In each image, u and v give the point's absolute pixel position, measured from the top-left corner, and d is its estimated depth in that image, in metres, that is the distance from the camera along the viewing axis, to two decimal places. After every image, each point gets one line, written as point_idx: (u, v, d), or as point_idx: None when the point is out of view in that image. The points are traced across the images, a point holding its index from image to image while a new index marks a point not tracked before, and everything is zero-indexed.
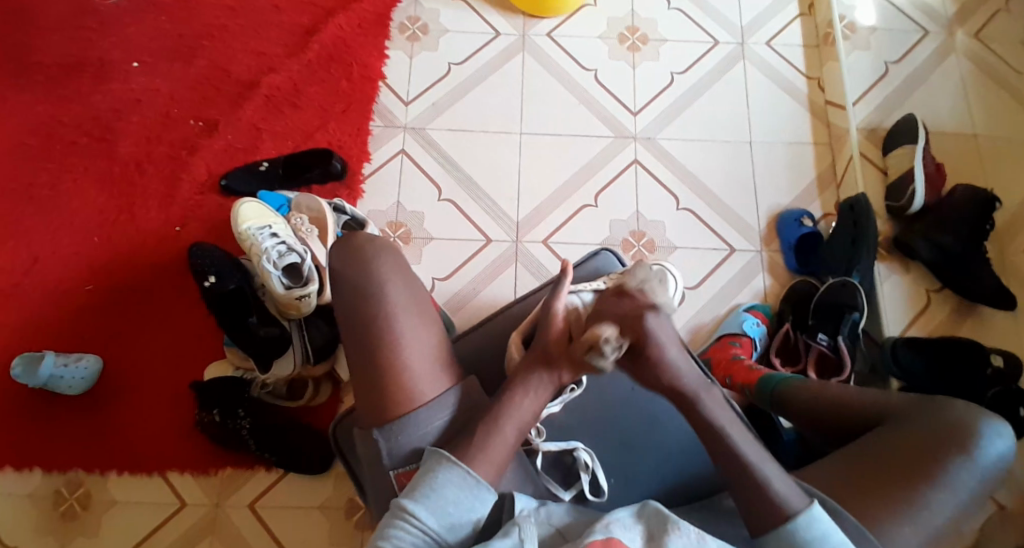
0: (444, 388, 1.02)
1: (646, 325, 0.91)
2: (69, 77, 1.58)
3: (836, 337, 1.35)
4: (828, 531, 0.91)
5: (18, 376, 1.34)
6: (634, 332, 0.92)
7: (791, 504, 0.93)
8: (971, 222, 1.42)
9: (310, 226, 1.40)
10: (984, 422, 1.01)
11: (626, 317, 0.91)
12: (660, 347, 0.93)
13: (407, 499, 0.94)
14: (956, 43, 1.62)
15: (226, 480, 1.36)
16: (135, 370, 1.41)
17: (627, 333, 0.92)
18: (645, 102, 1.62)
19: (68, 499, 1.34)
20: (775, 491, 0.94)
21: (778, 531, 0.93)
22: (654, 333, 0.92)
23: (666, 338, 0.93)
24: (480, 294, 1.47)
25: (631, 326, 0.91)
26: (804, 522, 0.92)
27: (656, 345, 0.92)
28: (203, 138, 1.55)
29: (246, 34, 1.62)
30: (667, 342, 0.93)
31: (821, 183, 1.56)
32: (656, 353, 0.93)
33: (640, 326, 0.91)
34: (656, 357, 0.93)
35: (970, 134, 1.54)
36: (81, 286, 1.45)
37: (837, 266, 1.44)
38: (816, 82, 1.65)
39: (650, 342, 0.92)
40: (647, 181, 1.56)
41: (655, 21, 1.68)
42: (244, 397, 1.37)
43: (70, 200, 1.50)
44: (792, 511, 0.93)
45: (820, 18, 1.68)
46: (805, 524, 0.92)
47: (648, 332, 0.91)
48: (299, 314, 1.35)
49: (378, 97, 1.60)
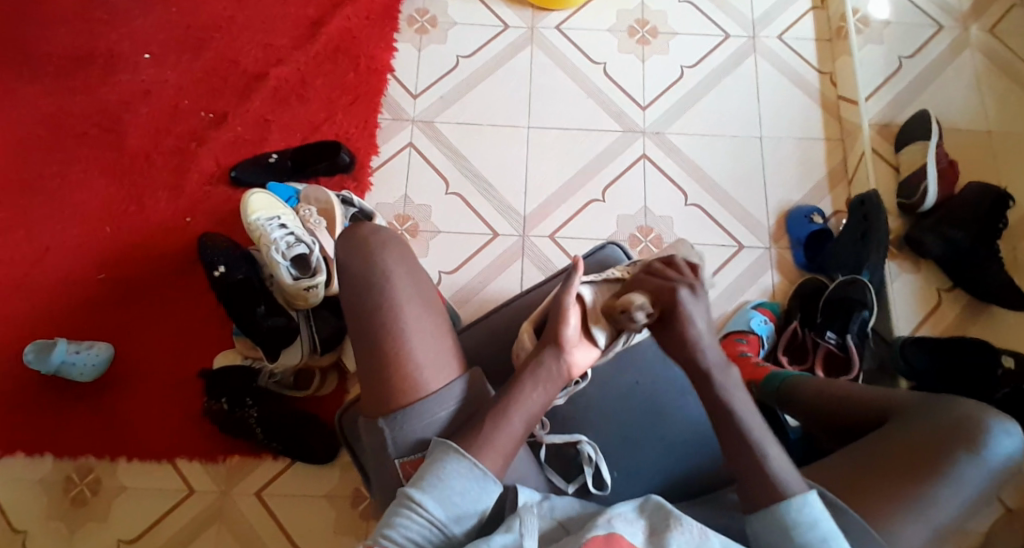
0: (449, 380, 1.03)
1: (676, 298, 0.98)
2: (80, 67, 1.59)
3: (845, 335, 1.34)
4: (819, 518, 0.91)
5: (29, 361, 1.36)
6: (666, 305, 0.99)
7: (791, 485, 0.93)
8: (983, 219, 1.40)
9: (317, 217, 1.40)
10: (990, 420, 1.00)
11: (659, 290, 0.99)
12: (687, 321, 0.98)
13: (414, 488, 0.94)
14: (971, 38, 1.60)
15: (234, 469, 1.37)
16: (146, 359, 1.42)
17: (660, 304, 0.99)
18: (654, 97, 1.61)
19: (78, 485, 1.36)
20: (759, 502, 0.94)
21: (766, 510, 0.93)
22: (684, 307, 0.98)
23: (695, 310, 0.98)
24: (485, 287, 1.47)
25: (664, 298, 0.99)
26: (797, 503, 0.92)
27: (682, 317, 0.98)
28: (211, 129, 1.56)
29: (256, 25, 1.62)
30: (694, 318, 0.98)
31: (831, 180, 1.55)
32: (683, 326, 0.98)
33: (672, 298, 0.98)
34: (682, 329, 0.98)
35: (983, 130, 1.53)
36: (91, 276, 1.46)
37: (849, 261, 1.42)
38: (828, 76, 1.63)
39: (679, 313, 0.98)
40: (655, 176, 1.55)
41: (665, 15, 1.67)
42: (251, 387, 1.38)
43: (80, 190, 1.51)
44: (786, 493, 0.93)
45: (832, 12, 1.66)
46: (796, 506, 0.92)
47: (679, 304, 0.98)
48: (306, 304, 1.36)
49: (386, 89, 1.60)
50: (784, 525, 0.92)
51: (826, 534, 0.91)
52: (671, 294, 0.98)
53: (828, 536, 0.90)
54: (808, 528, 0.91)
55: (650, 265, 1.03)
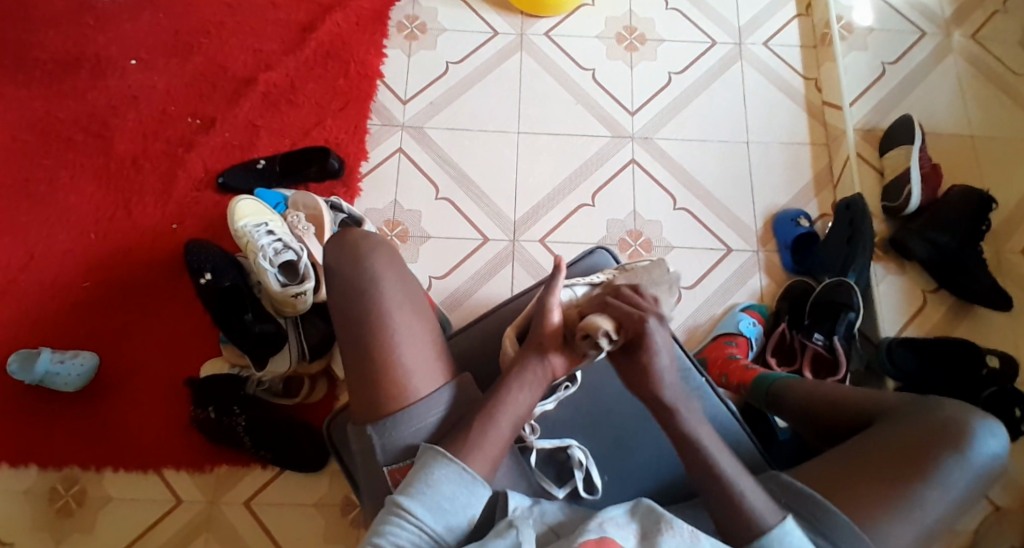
0: (438, 385, 1.03)
1: (642, 329, 0.97)
2: (66, 72, 1.58)
3: (832, 337, 1.36)
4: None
5: (14, 372, 1.35)
6: (632, 332, 0.98)
7: (765, 517, 0.94)
8: (968, 221, 1.42)
9: (306, 224, 1.40)
10: (976, 421, 1.01)
11: (627, 317, 0.98)
12: (654, 353, 0.97)
13: (402, 495, 0.94)
14: (953, 44, 1.63)
15: (221, 478, 1.36)
16: (132, 366, 1.41)
17: (625, 332, 0.98)
18: (643, 102, 1.62)
19: (62, 496, 1.34)
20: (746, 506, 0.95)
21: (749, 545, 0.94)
22: (651, 338, 0.97)
23: (662, 343, 0.97)
24: (476, 292, 1.47)
25: (631, 325, 0.98)
26: (778, 536, 0.93)
27: (648, 346, 0.97)
28: (199, 134, 1.55)
29: (244, 31, 1.62)
30: (661, 350, 0.97)
31: (817, 184, 1.57)
32: (647, 358, 0.97)
33: (639, 327, 0.97)
34: (648, 361, 0.97)
35: (966, 134, 1.55)
36: (76, 283, 1.45)
37: (832, 265, 1.44)
38: (814, 82, 1.65)
39: (645, 343, 0.97)
40: (644, 181, 1.56)
41: (653, 21, 1.68)
42: (239, 394, 1.37)
43: (66, 197, 1.50)
44: (766, 526, 0.94)
45: (817, 18, 1.68)
46: (776, 540, 0.93)
47: (646, 334, 0.97)
48: (295, 311, 1.35)
49: (375, 95, 1.60)
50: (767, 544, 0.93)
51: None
52: (638, 322, 0.97)
53: None
54: None
55: (619, 290, 1.01)
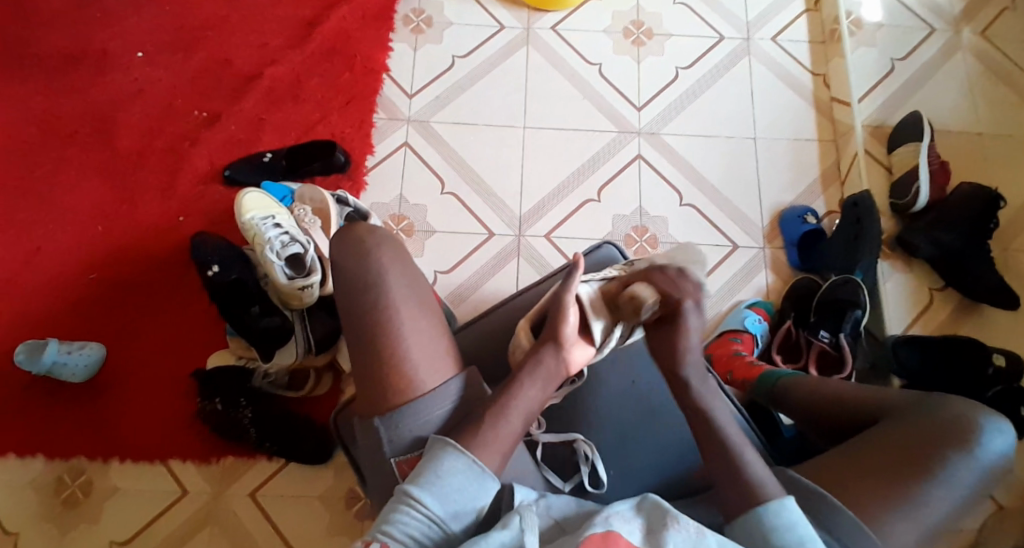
0: (445, 379, 1.03)
1: (680, 308, 1.01)
2: (72, 66, 1.58)
3: (838, 334, 1.35)
4: (797, 521, 0.91)
5: (20, 362, 1.35)
6: (669, 310, 1.01)
7: (769, 489, 0.94)
8: (976, 220, 1.41)
9: (312, 217, 1.40)
10: (983, 419, 1.01)
11: (668, 294, 1.01)
12: (684, 334, 1.01)
13: (411, 484, 0.94)
14: (962, 41, 1.62)
15: (226, 471, 1.37)
16: (138, 358, 1.42)
17: (665, 308, 1.01)
18: (649, 98, 1.61)
19: (69, 486, 1.35)
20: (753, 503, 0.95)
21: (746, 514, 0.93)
22: (685, 317, 1.01)
23: (694, 323, 1.01)
24: (481, 287, 1.47)
25: (670, 303, 1.01)
26: (776, 507, 0.92)
27: (682, 327, 1.01)
28: (205, 128, 1.55)
29: (249, 26, 1.62)
30: (692, 330, 1.01)
31: (824, 181, 1.56)
32: (678, 337, 1.01)
33: (678, 307, 1.01)
34: (677, 340, 1.01)
35: (975, 132, 1.54)
36: (83, 276, 1.45)
37: (840, 262, 1.44)
38: (821, 78, 1.64)
39: (679, 323, 1.01)
40: (650, 177, 1.56)
41: (660, 16, 1.68)
42: (245, 387, 1.38)
43: (72, 190, 1.50)
44: (763, 498, 0.93)
45: (825, 14, 1.67)
46: (773, 512, 0.92)
47: (682, 314, 1.01)
48: (301, 304, 1.35)
49: (382, 89, 1.60)
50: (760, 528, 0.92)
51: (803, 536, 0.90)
52: (677, 301, 1.01)
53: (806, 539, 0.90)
54: (787, 530, 0.91)
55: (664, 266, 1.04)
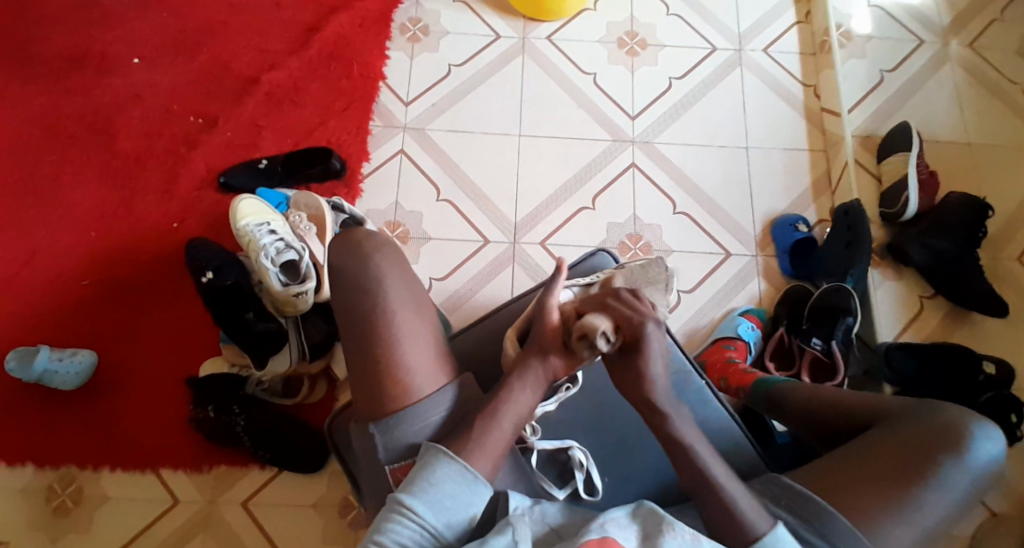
0: (440, 385, 1.03)
1: (638, 335, 0.98)
2: (68, 70, 1.58)
3: (830, 341, 1.36)
4: None
5: (11, 369, 1.34)
6: (630, 336, 0.99)
7: (757, 525, 0.95)
8: (966, 226, 1.43)
9: (308, 224, 1.41)
10: (974, 424, 1.02)
11: (626, 320, 0.99)
12: (649, 359, 0.98)
13: (404, 493, 0.94)
14: (951, 53, 1.64)
15: (219, 479, 1.36)
16: (132, 364, 1.41)
17: (623, 334, 0.99)
18: (644, 106, 1.63)
19: (60, 495, 1.34)
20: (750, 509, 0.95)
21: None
22: (646, 343, 0.98)
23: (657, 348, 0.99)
24: (476, 294, 1.48)
25: (630, 328, 0.99)
26: (770, 543, 0.94)
27: (644, 353, 0.98)
28: (201, 133, 1.55)
29: (247, 32, 1.62)
30: (656, 355, 0.99)
31: (815, 190, 1.58)
32: (643, 363, 0.98)
33: (638, 332, 0.98)
34: (642, 366, 0.98)
35: (964, 142, 1.56)
36: (76, 281, 1.45)
37: (834, 269, 1.45)
38: (813, 89, 1.66)
39: (641, 350, 0.98)
40: (644, 185, 1.57)
41: (654, 26, 1.69)
42: (239, 395, 1.37)
43: (66, 194, 1.50)
44: (757, 533, 0.94)
45: (816, 26, 1.70)
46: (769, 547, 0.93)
47: (644, 340, 0.98)
48: (296, 311, 1.35)
49: (378, 96, 1.60)
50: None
51: None
52: (637, 326, 0.98)
53: None
54: None
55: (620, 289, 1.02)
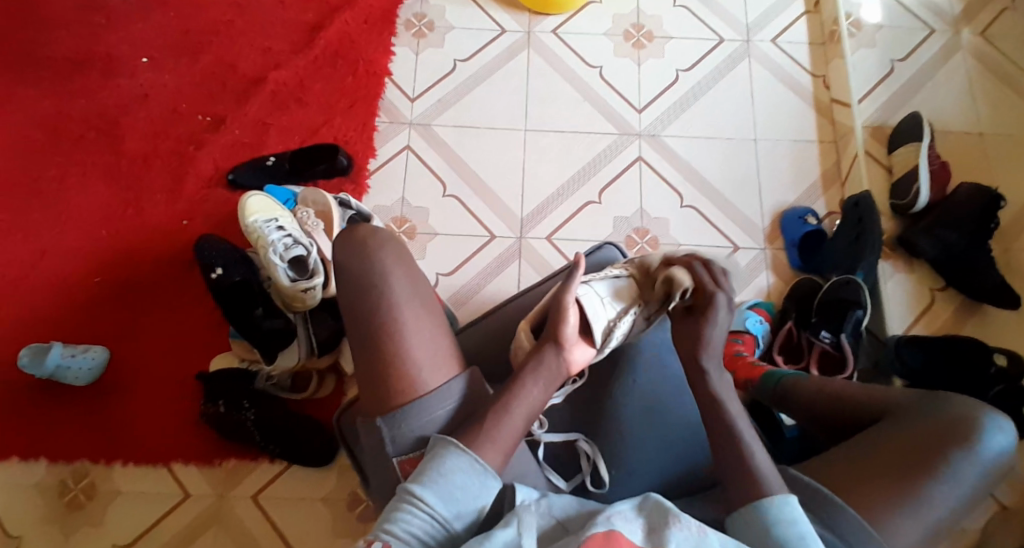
0: (448, 379, 1.03)
1: (711, 299, 1.07)
2: (77, 71, 1.59)
3: (839, 334, 1.35)
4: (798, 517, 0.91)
5: (24, 365, 1.35)
6: (701, 301, 1.08)
7: (770, 490, 0.94)
8: (976, 220, 1.41)
9: (315, 220, 1.41)
10: (984, 416, 1.01)
11: (705, 285, 1.08)
12: (710, 324, 1.06)
13: (414, 483, 0.94)
14: (962, 41, 1.62)
15: (229, 474, 1.37)
16: (143, 361, 1.42)
17: (698, 297, 1.08)
18: (650, 99, 1.62)
19: (72, 490, 1.36)
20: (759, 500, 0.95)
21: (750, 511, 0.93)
22: (713, 309, 1.06)
23: (722, 316, 1.07)
24: (483, 289, 1.48)
25: (703, 294, 1.08)
26: (777, 506, 0.93)
27: (709, 316, 1.06)
28: (209, 132, 1.56)
29: (253, 30, 1.63)
30: (720, 322, 1.07)
31: (825, 182, 1.57)
32: (703, 326, 1.06)
33: (709, 298, 1.07)
34: (703, 329, 1.06)
35: (975, 132, 1.54)
36: (87, 280, 1.46)
37: (842, 263, 1.43)
38: (821, 80, 1.65)
39: (708, 314, 1.06)
40: (651, 178, 1.56)
41: (660, 19, 1.68)
42: (249, 390, 1.37)
43: (77, 194, 1.51)
44: (766, 494, 0.94)
45: (825, 16, 1.68)
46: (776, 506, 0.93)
47: (712, 307, 1.06)
48: (304, 307, 1.35)
49: (384, 92, 1.61)
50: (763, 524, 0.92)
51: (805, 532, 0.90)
52: (711, 293, 1.07)
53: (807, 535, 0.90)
54: (789, 524, 0.91)
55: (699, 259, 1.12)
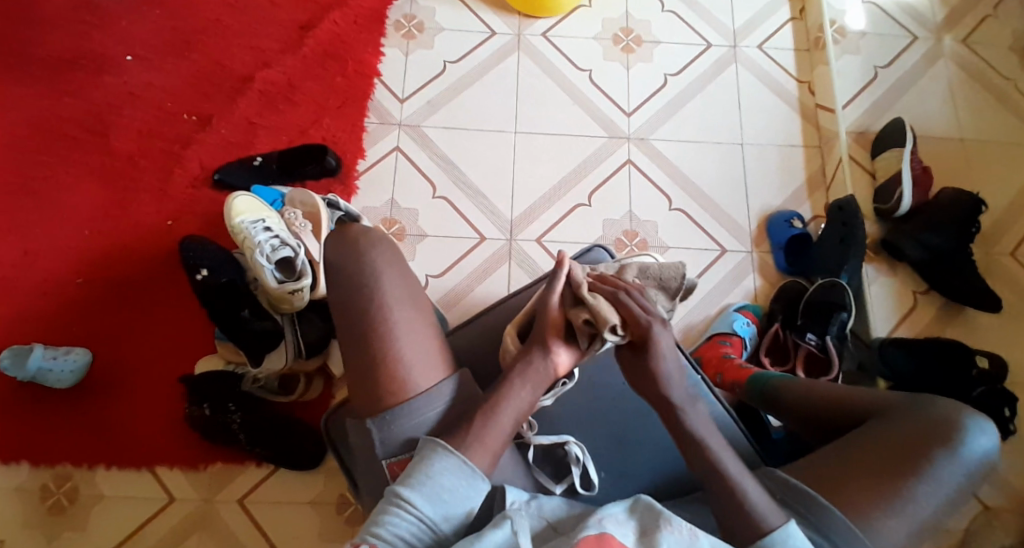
0: (438, 380, 1.03)
1: (648, 332, 0.99)
2: (61, 69, 1.57)
3: (824, 337, 1.37)
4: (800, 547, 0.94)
5: (5, 368, 1.34)
6: (637, 334, 1.00)
7: (769, 519, 0.95)
8: (960, 221, 1.44)
9: (303, 221, 1.39)
10: (968, 418, 1.02)
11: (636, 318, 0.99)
12: (660, 358, 1.00)
13: (401, 485, 0.94)
14: (944, 48, 1.65)
15: (215, 477, 1.36)
16: (127, 362, 1.40)
17: (632, 332, 1.00)
18: (639, 103, 1.63)
19: (54, 494, 1.34)
20: (751, 503, 0.96)
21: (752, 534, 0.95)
22: (654, 342, 0.99)
23: (667, 348, 1.00)
24: (472, 291, 1.48)
25: (637, 328, 1.00)
26: (781, 538, 0.94)
27: (653, 350, 0.99)
28: (196, 132, 1.54)
29: (241, 29, 1.62)
30: (666, 352, 1.00)
31: (810, 186, 1.58)
32: (653, 360, 1.00)
33: (646, 332, 0.99)
34: (654, 365, 0.99)
35: (957, 138, 1.57)
36: (69, 280, 1.44)
37: (827, 265, 1.46)
38: (807, 85, 1.67)
39: (651, 348, 0.99)
40: (639, 181, 1.57)
41: (649, 23, 1.69)
42: (234, 392, 1.36)
43: (59, 193, 1.49)
44: (768, 526, 0.95)
45: (811, 22, 1.70)
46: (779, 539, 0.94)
47: (652, 340, 0.99)
48: (292, 308, 1.35)
49: (373, 93, 1.60)
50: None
51: None
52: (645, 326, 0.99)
53: None
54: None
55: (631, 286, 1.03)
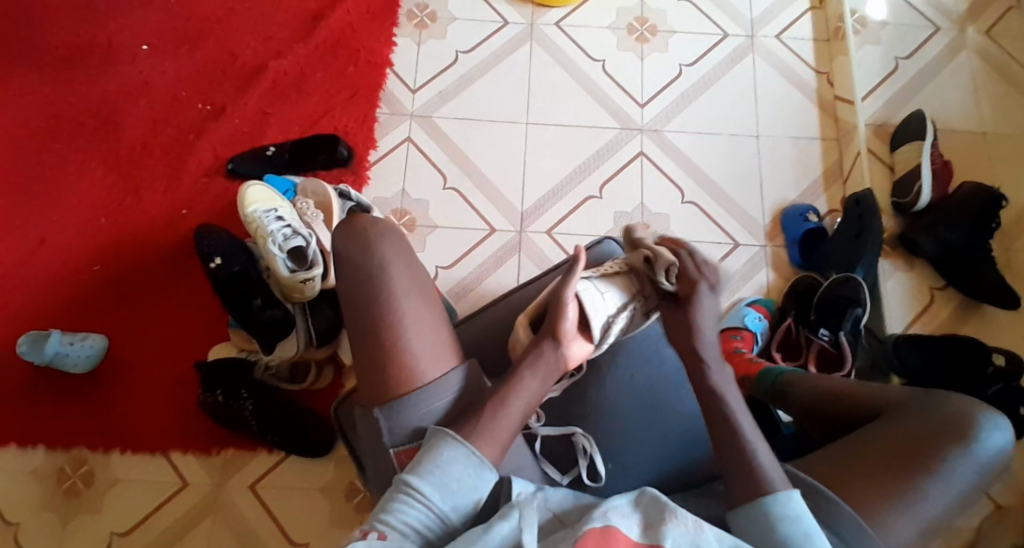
0: (447, 371, 1.03)
1: (696, 289, 1.05)
2: (78, 58, 1.59)
3: (838, 332, 1.35)
4: (802, 513, 0.91)
5: (23, 353, 1.36)
6: (686, 289, 1.06)
7: (772, 484, 0.94)
8: (977, 217, 1.40)
9: (315, 211, 1.41)
10: (981, 417, 1.01)
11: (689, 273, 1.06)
12: (698, 311, 1.05)
13: (410, 474, 0.94)
14: (967, 40, 1.62)
15: (228, 463, 1.37)
16: (141, 349, 1.42)
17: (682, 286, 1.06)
18: (652, 94, 1.61)
19: (71, 477, 1.36)
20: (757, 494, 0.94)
21: (751, 505, 0.93)
22: (699, 299, 1.05)
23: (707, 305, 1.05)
24: (482, 283, 1.48)
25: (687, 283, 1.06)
26: (782, 501, 0.92)
27: (694, 305, 1.05)
28: (210, 121, 1.56)
29: (255, 19, 1.62)
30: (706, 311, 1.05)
31: (827, 179, 1.56)
32: (693, 312, 1.05)
33: (693, 288, 1.05)
34: (691, 316, 1.04)
35: (978, 131, 1.54)
36: (85, 268, 1.46)
37: (841, 260, 1.43)
38: (825, 77, 1.64)
39: (693, 302, 1.05)
40: (652, 173, 1.56)
41: (664, 13, 1.68)
42: (247, 379, 1.38)
43: (76, 182, 1.51)
44: (771, 489, 0.93)
45: (830, 12, 1.67)
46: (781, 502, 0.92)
47: (696, 296, 1.05)
48: (303, 297, 1.35)
49: (385, 83, 1.60)
50: (769, 519, 0.92)
51: (810, 528, 0.90)
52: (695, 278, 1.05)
53: (812, 531, 0.90)
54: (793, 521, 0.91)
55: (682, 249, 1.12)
